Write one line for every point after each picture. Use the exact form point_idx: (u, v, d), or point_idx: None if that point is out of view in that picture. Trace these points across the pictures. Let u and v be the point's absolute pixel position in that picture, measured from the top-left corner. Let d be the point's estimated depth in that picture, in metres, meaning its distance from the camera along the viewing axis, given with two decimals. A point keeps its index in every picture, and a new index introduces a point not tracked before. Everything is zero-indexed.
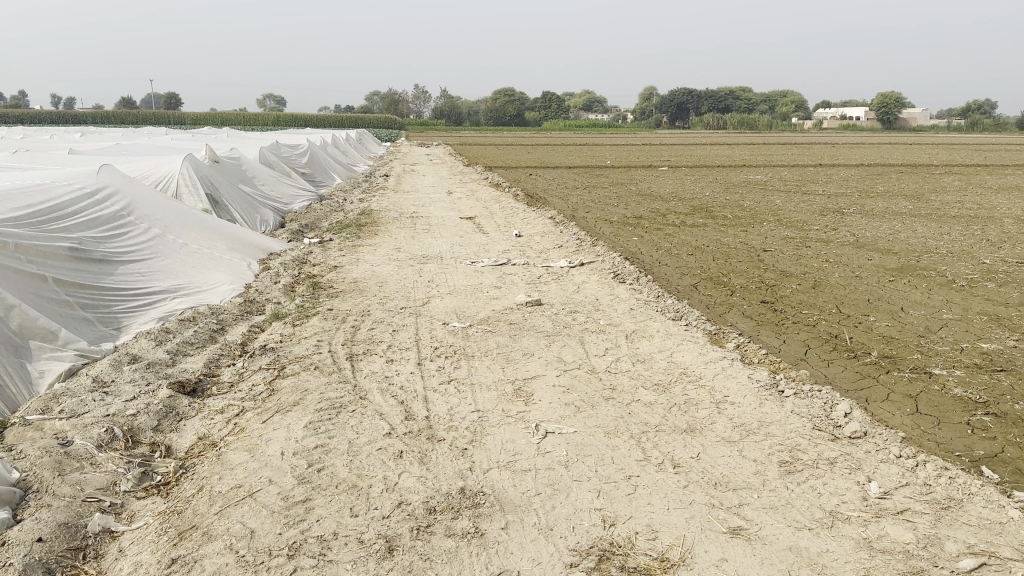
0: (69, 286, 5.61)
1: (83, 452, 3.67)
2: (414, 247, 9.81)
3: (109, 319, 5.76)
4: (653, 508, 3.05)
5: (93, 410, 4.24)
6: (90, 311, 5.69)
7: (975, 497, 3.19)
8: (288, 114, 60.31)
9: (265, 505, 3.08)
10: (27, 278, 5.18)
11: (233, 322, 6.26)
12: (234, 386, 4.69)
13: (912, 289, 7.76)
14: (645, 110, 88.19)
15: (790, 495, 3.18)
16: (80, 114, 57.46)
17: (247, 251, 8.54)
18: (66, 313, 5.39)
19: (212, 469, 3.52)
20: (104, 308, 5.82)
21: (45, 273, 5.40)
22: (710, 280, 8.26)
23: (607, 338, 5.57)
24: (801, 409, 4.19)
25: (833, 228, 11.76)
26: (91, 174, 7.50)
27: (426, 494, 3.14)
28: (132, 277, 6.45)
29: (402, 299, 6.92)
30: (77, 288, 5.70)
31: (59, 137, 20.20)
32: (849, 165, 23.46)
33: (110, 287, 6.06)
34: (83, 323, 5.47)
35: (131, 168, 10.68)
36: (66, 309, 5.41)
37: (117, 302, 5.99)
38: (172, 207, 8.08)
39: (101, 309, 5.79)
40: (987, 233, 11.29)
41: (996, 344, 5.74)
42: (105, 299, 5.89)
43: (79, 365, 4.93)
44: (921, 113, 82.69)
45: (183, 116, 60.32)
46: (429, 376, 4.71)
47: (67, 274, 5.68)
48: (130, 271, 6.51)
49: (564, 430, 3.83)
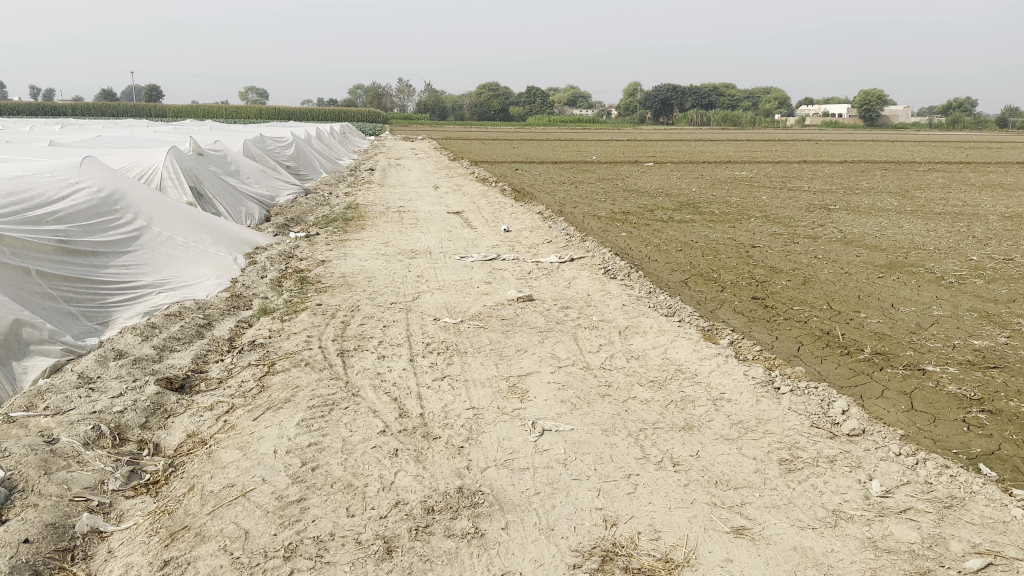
0: (53, 279, 5.50)
1: (69, 450, 3.58)
2: (401, 242, 9.74)
3: (94, 314, 5.65)
4: (655, 507, 3.01)
5: (78, 407, 4.14)
6: (75, 305, 5.58)
7: (976, 496, 3.18)
8: (270, 108, 59.98)
9: (259, 505, 3.01)
10: (11, 271, 5.07)
11: (221, 316, 6.16)
12: (224, 383, 4.61)
13: (902, 285, 7.77)
14: (629, 107, 88.39)
15: (792, 493, 3.15)
16: (59, 105, 56.71)
17: (233, 245, 8.43)
18: (50, 306, 5.28)
19: (203, 468, 3.44)
20: (89, 301, 5.71)
21: (28, 265, 5.30)
22: (700, 275, 8.25)
23: (601, 334, 5.53)
24: (798, 406, 4.17)
25: (821, 224, 11.81)
26: (73, 167, 7.38)
27: (423, 494, 3.08)
28: (118, 271, 6.35)
29: (391, 295, 6.84)
30: (62, 281, 5.60)
31: (39, 128, 19.93)
32: (834, 162, 23.57)
33: (95, 281, 5.96)
34: (67, 317, 5.37)
35: (114, 160, 10.52)
36: (50, 303, 5.31)
37: (102, 296, 5.88)
38: (157, 199, 7.96)
39: (86, 303, 5.68)
40: (973, 229, 11.39)
41: (988, 341, 5.75)
42: (90, 293, 5.78)
43: (64, 360, 4.84)
44: (904, 113, 83.02)
45: (164, 108, 59.83)
46: (422, 372, 4.65)
47: (51, 267, 5.58)
48: (116, 265, 6.41)
49: (561, 428, 3.78)
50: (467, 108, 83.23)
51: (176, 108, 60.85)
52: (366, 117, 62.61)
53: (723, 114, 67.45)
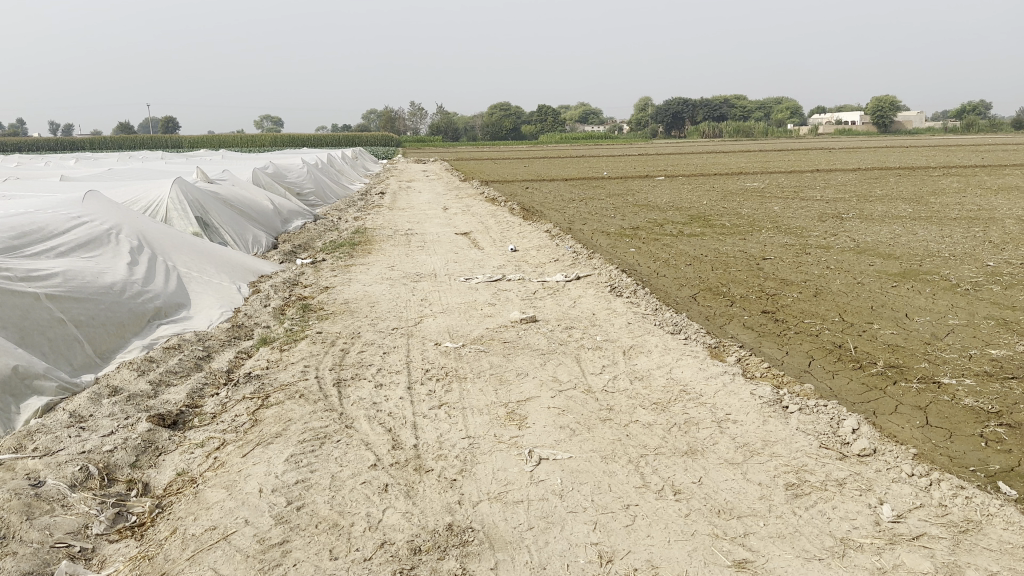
0: (65, 302, 5.45)
1: (55, 493, 3.48)
2: (407, 266, 9.66)
3: (97, 343, 5.57)
4: (653, 541, 2.87)
5: (68, 447, 4.05)
6: (83, 329, 5.51)
7: (994, 519, 3.01)
8: (283, 135, 60.51)
9: (239, 549, 2.90)
10: (17, 299, 5.03)
11: (220, 348, 6.07)
12: (217, 418, 4.50)
13: (916, 294, 7.58)
14: (640, 122, 88.39)
15: (799, 521, 3.00)
16: (76, 139, 57.52)
17: (238, 274, 8.35)
18: (58, 331, 5.22)
19: (189, 509, 3.33)
20: (98, 325, 5.65)
21: (36, 290, 5.25)
22: (709, 290, 8.10)
23: (604, 355, 5.40)
24: (806, 426, 4.01)
25: (832, 234, 11.62)
26: (76, 202, 7.32)
27: (411, 533, 2.96)
28: (129, 293, 6.27)
29: (394, 320, 6.74)
30: (72, 302, 5.54)
31: (55, 164, 20.11)
32: (845, 170, 23.34)
33: (106, 302, 5.91)
34: (74, 344, 5.30)
35: (120, 194, 10.55)
36: (58, 329, 5.23)
37: (111, 321, 5.82)
38: (161, 230, 7.90)
39: (96, 327, 5.62)
40: (989, 234, 11.14)
41: (1007, 350, 5.57)
42: (100, 316, 5.72)
43: (57, 400, 4.74)
44: (918, 118, 82.49)
45: (178, 139, 60.55)
46: (419, 401, 4.52)
47: (63, 289, 5.53)
48: (128, 286, 6.33)
49: (558, 456, 3.65)
50: (478, 130, 83.62)
51: (191, 139, 61.59)
52: (379, 140, 63.03)
53: (734, 125, 67.35)
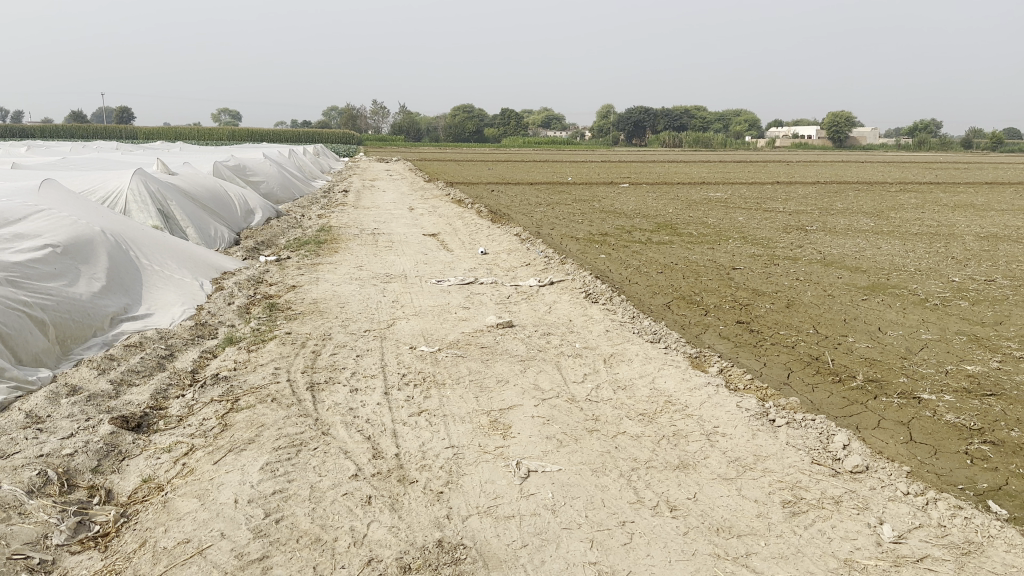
0: (28, 287, 5.23)
1: (10, 500, 3.24)
2: (376, 266, 9.45)
3: (60, 331, 5.34)
4: (654, 561, 2.76)
5: (24, 450, 3.80)
6: (47, 316, 5.29)
7: (995, 541, 2.97)
8: (242, 130, 59.58)
9: (216, 565, 2.73)
10: None
11: (184, 347, 5.82)
12: (184, 421, 4.28)
13: (887, 308, 7.62)
14: (602, 130, 88.86)
15: (800, 541, 2.92)
16: (26, 126, 55.83)
17: (199, 270, 8.05)
18: (23, 315, 5.00)
19: (158, 519, 3.13)
20: (62, 312, 5.43)
21: None
22: (682, 299, 8.06)
23: (585, 363, 5.30)
24: (796, 440, 3.94)
25: (798, 245, 11.71)
26: (32, 191, 6.98)
27: (400, 549, 2.82)
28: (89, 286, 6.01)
29: (366, 322, 6.54)
30: (35, 288, 5.31)
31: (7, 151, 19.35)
32: (803, 182, 23.67)
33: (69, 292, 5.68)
34: (37, 329, 5.08)
35: (77, 184, 10.16)
36: (21, 310, 5.01)
37: (74, 309, 5.59)
38: (121, 222, 7.57)
39: (60, 314, 5.40)
40: (950, 250, 11.32)
41: (981, 366, 5.60)
42: (62, 304, 5.49)
43: (11, 399, 4.46)
44: (873, 134, 84.54)
45: (133, 130, 59.13)
46: (398, 408, 4.35)
47: (24, 275, 5.30)
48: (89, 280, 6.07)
49: (547, 468, 3.53)
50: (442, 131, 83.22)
51: (147, 130, 60.30)
52: (340, 138, 62.47)
53: (694, 136, 68.27)
